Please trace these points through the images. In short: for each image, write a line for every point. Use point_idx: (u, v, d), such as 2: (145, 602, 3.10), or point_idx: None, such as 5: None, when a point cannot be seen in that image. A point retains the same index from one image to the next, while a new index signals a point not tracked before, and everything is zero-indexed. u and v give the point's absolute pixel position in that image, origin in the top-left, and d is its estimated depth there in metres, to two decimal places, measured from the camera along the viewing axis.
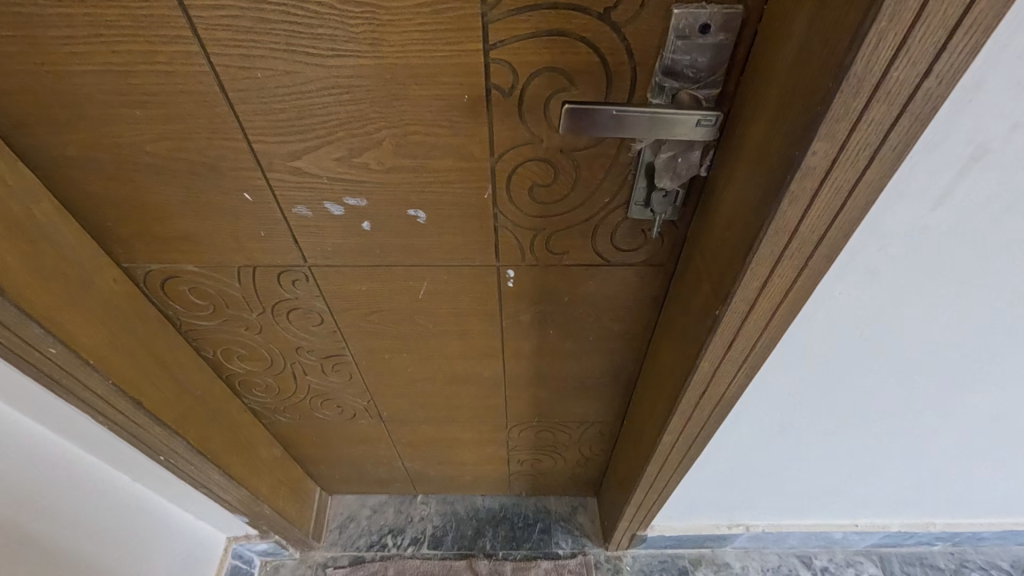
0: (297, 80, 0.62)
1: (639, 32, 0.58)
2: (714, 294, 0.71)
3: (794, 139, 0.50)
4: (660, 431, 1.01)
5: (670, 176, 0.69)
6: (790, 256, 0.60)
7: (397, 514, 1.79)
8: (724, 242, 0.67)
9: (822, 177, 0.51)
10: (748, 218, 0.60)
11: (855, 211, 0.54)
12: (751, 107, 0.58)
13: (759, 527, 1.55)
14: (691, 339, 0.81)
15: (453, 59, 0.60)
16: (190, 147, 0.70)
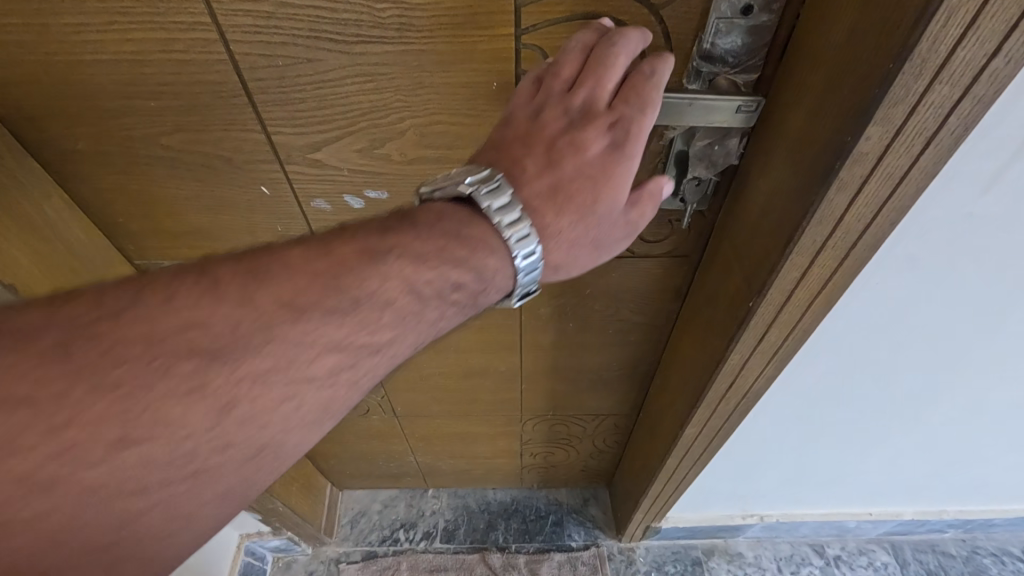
0: (318, 68, 0.60)
1: (677, 14, 0.56)
2: (745, 286, 0.69)
3: (843, 125, 0.48)
4: (683, 424, 0.99)
5: (706, 165, 0.66)
6: (832, 246, 0.57)
7: (408, 508, 1.78)
8: (757, 233, 0.65)
9: (873, 164, 0.48)
10: (787, 209, 0.57)
11: (904, 197, 0.52)
12: (791, 92, 0.55)
13: (773, 517, 1.55)
14: (719, 333, 0.78)
15: (482, 44, 0.58)
16: (205, 139, 0.68)
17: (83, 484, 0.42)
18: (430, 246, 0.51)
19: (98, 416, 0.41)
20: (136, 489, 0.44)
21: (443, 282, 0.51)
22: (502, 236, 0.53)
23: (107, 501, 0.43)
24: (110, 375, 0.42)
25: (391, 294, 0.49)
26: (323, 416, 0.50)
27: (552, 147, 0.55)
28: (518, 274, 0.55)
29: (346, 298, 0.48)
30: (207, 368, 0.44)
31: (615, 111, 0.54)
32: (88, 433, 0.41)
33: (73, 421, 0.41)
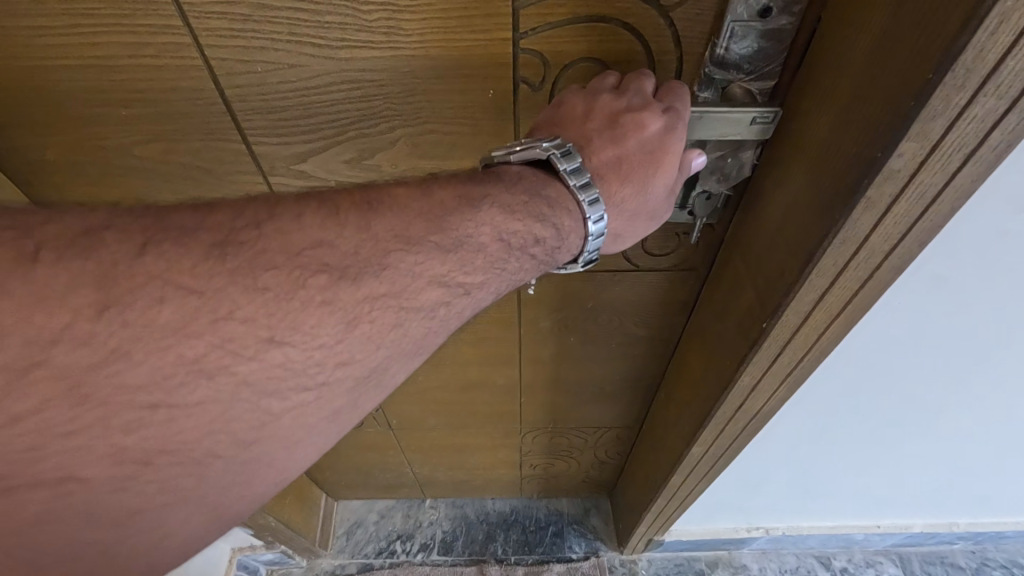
0: (301, 74, 0.55)
1: (689, 16, 0.52)
2: (759, 306, 0.64)
3: (872, 139, 0.43)
4: (690, 443, 0.95)
5: (718, 177, 0.63)
6: (855, 267, 0.53)
7: (405, 518, 1.74)
8: (773, 250, 0.60)
9: (905, 182, 0.44)
10: (807, 227, 0.53)
11: (936, 216, 0.47)
12: (812, 102, 0.51)
13: (779, 530, 1.51)
14: (730, 353, 0.74)
15: (478, 48, 0.54)
16: (182, 150, 0.63)
17: (236, 379, 0.43)
18: (516, 199, 0.51)
19: (256, 312, 0.42)
20: (277, 394, 0.45)
21: (526, 237, 0.52)
22: (579, 198, 0.53)
23: (251, 398, 0.44)
24: (265, 274, 0.42)
25: (485, 243, 0.50)
26: (418, 346, 0.50)
27: (614, 121, 0.53)
28: (588, 237, 0.55)
29: (449, 236, 0.48)
30: (338, 285, 0.44)
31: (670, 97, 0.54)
32: (244, 326, 0.42)
33: (232, 314, 0.42)
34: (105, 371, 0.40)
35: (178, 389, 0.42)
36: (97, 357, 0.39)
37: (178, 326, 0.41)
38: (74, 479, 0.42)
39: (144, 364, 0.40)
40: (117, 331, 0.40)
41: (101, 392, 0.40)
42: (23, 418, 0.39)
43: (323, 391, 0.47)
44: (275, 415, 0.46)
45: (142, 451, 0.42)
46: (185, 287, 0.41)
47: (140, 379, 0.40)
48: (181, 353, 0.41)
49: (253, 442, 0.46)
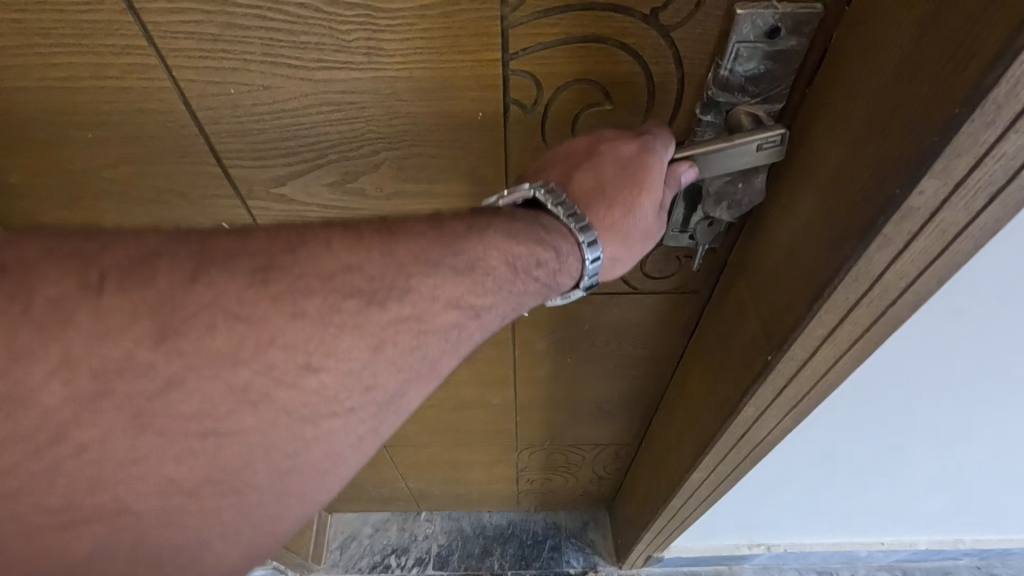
0: (277, 95, 0.52)
1: (690, 36, 0.48)
2: (764, 337, 0.61)
3: (890, 174, 0.40)
4: (691, 468, 0.92)
5: (727, 206, 0.58)
6: (868, 304, 0.49)
7: (400, 532, 1.70)
8: (781, 281, 0.57)
9: (925, 221, 0.40)
10: (818, 261, 0.49)
11: (957, 255, 0.43)
12: (824, 129, 0.47)
13: (781, 546, 1.48)
14: (734, 381, 0.71)
15: (465, 70, 0.50)
16: (155, 174, 0.60)
17: (278, 406, 0.40)
18: (518, 232, 0.48)
19: (296, 337, 0.40)
20: (311, 420, 0.41)
21: (531, 271, 0.48)
22: (567, 225, 0.50)
23: (288, 425, 0.41)
24: (308, 298, 0.40)
25: (492, 269, 0.46)
26: (435, 370, 0.46)
27: (591, 151, 0.52)
28: (587, 260, 0.51)
29: (462, 259, 0.45)
30: (366, 309, 0.41)
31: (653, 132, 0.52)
32: (285, 353, 0.40)
33: (275, 340, 0.39)
34: (160, 402, 0.38)
35: (226, 418, 0.39)
36: (152, 387, 0.37)
37: (227, 355, 0.38)
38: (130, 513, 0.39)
39: (196, 395, 0.38)
40: (171, 363, 0.37)
41: (157, 425, 0.38)
42: (78, 452, 0.37)
43: (353, 419, 0.43)
44: (309, 443, 0.42)
45: (190, 484, 0.39)
46: (233, 316, 0.38)
47: (191, 409, 0.38)
48: (229, 382, 0.39)
49: (291, 469, 0.42)
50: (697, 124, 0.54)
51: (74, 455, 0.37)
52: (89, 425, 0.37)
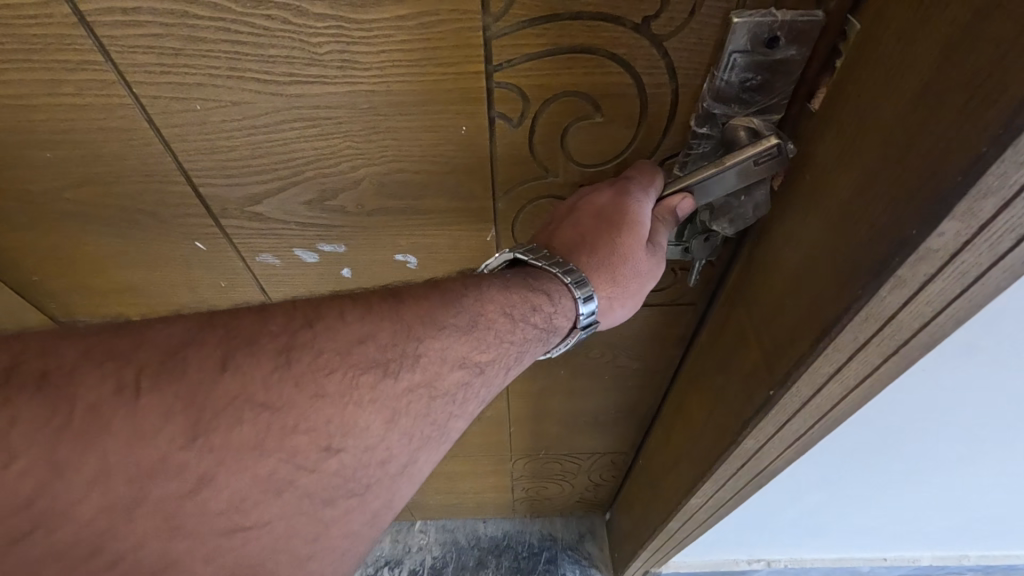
0: (248, 111, 0.49)
1: (685, 46, 0.45)
2: (767, 367, 0.58)
3: (907, 209, 0.36)
4: (690, 491, 0.88)
5: (728, 219, 0.55)
6: (879, 342, 0.45)
7: (394, 543, 1.67)
8: (785, 311, 0.53)
9: (942, 262, 0.37)
10: (824, 294, 0.46)
11: (978, 298, 0.39)
12: (832, 152, 0.44)
13: (781, 561, 1.40)
14: (735, 409, 0.67)
15: (447, 84, 0.47)
16: (122, 193, 0.56)
17: (302, 490, 0.39)
18: (513, 285, 0.49)
19: (319, 420, 0.39)
20: (331, 500, 0.41)
21: (527, 320, 0.48)
22: (551, 269, 0.51)
23: (310, 508, 0.40)
24: (333, 378, 0.40)
25: (489, 318, 0.46)
26: (443, 435, 0.46)
27: (571, 209, 0.54)
28: (580, 302, 0.51)
29: (463, 316, 0.45)
30: (383, 379, 0.41)
31: (631, 176, 0.52)
32: (308, 437, 0.39)
33: (298, 426, 0.39)
34: (191, 501, 0.36)
35: (254, 509, 0.38)
36: (184, 487, 0.36)
37: (256, 446, 0.38)
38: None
39: (227, 487, 0.37)
40: (201, 458, 0.36)
41: (187, 523, 0.36)
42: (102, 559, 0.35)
43: (370, 495, 0.42)
44: (329, 524, 0.41)
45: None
46: (259, 404, 0.38)
47: (222, 504, 0.37)
48: (257, 470, 0.38)
49: (316, 551, 0.40)
50: (691, 137, 0.51)
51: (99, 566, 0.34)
52: (122, 525, 0.35)
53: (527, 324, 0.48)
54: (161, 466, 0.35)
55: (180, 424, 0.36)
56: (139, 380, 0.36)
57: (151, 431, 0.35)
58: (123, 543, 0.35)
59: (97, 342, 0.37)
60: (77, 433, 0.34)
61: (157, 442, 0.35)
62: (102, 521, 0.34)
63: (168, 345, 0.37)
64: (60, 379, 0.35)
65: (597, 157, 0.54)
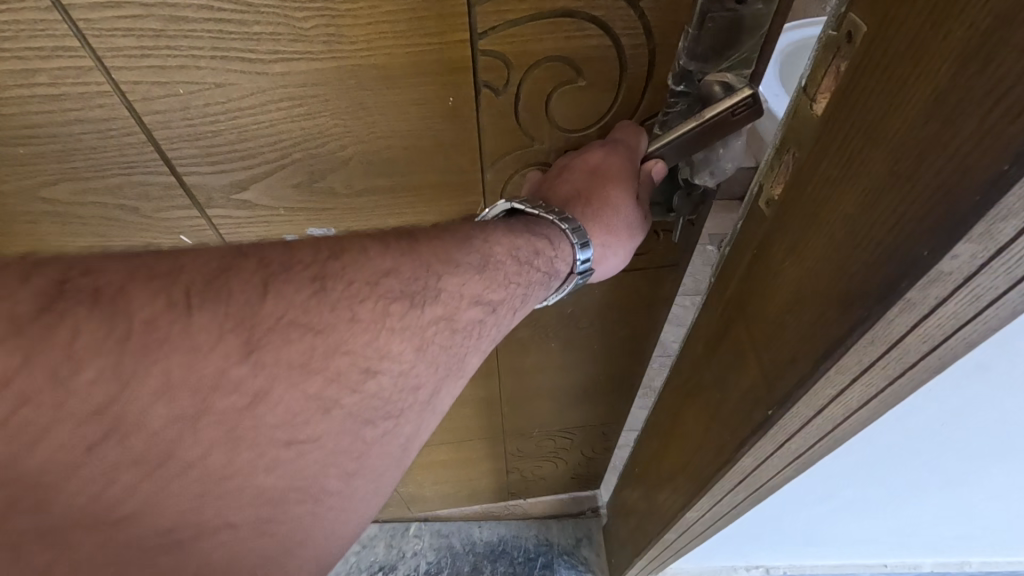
0: (232, 93, 0.49)
1: (660, 7, 0.48)
2: (751, 392, 0.50)
3: (915, 233, 0.30)
4: (681, 511, 0.80)
5: (709, 172, 0.58)
6: (885, 366, 0.37)
7: (389, 548, 1.66)
8: (769, 341, 0.46)
9: (956, 286, 0.30)
10: (815, 322, 0.39)
11: (990, 321, 0.33)
12: (825, 170, 0.37)
13: (780, 569, 1.23)
14: (720, 429, 0.60)
15: (432, 54, 0.48)
16: (100, 188, 0.55)
17: (345, 411, 0.41)
18: (518, 234, 0.51)
19: (359, 342, 0.41)
20: (371, 420, 0.43)
21: (532, 266, 0.51)
22: (547, 216, 0.54)
23: (353, 427, 0.42)
24: (366, 306, 0.41)
25: (498, 259, 0.48)
26: (462, 368, 0.48)
27: (563, 168, 0.56)
28: (577, 248, 0.54)
29: (474, 256, 0.47)
30: (409, 311, 0.43)
31: (615, 136, 0.55)
32: (348, 359, 0.41)
33: (340, 347, 0.40)
34: (250, 415, 0.37)
35: (306, 425, 0.39)
36: (243, 401, 0.37)
37: (305, 365, 0.39)
38: (231, 531, 0.38)
39: (282, 402, 0.38)
40: (256, 373, 0.37)
41: (249, 433, 0.37)
42: (174, 467, 0.35)
43: (403, 419, 0.45)
44: (369, 444, 0.43)
45: (277, 492, 0.39)
46: (302, 326, 0.39)
47: (277, 419, 0.38)
48: (307, 390, 0.39)
49: (361, 467, 0.43)
50: (669, 96, 0.53)
51: (172, 470, 0.35)
52: (188, 435, 0.36)
53: (532, 269, 0.51)
54: (218, 382, 0.36)
55: (235, 338, 0.36)
56: (187, 297, 0.36)
57: (205, 347, 0.36)
58: (189, 453, 0.36)
59: (138, 263, 0.36)
60: (132, 350, 0.34)
61: (213, 358, 0.36)
62: (168, 433, 0.35)
63: (210, 267, 0.38)
64: (108, 296, 0.34)
65: (581, 122, 0.56)
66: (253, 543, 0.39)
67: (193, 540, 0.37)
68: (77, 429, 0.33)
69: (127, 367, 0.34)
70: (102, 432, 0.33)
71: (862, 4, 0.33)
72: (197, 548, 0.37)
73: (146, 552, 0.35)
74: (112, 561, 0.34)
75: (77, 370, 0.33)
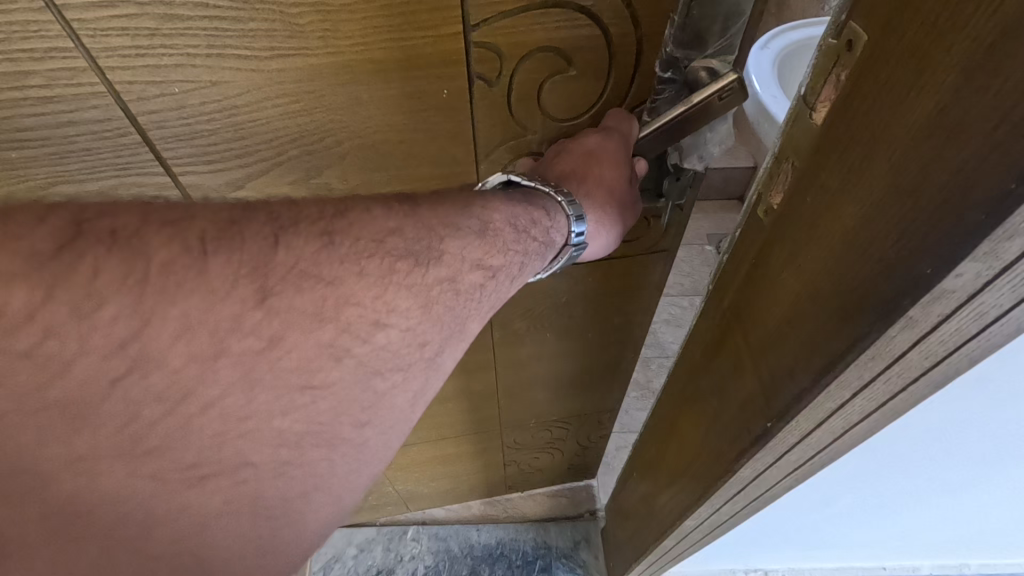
0: (229, 91, 0.49)
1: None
2: (750, 404, 0.49)
3: (920, 249, 0.29)
4: (680, 520, 0.77)
5: (697, 156, 0.60)
6: (885, 383, 0.36)
7: (386, 552, 1.54)
8: (767, 353, 0.44)
9: (961, 303, 0.29)
10: (816, 334, 0.38)
11: (996, 337, 0.32)
12: (828, 181, 0.35)
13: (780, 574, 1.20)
14: (716, 436, 0.58)
15: (425, 47, 0.49)
16: (92, 189, 0.54)
17: (354, 360, 0.44)
18: (518, 205, 0.52)
19: (365, 295, 0.43)
20: (380, 370, 0.46)
21: (531, 236, 0.53)
22: (543, 188, 0.55)
23: (363, 377, 0.45)
24: (373, 262, 0.43)
25: (497, 225, 0.50)
26: (463, 331, 0.51)
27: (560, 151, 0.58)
28: (573, 220, 0.56)
29: (476, 221, 0.49)
30: (413, 270, 0.45)
31: (607, 123, 0.57)
32: (358, 309, 0.43)
33: (349, 299, 0.42)
34: (266, 358, 0.41)
35: (319, 371, 0.43)
36: (259, 343, 0.40)
37: (317, 314, 0.41)
38: (252, 472, 0.44)
39: (296, 349, 0.41)
40: (272, 320, 0.40)
41: (265, 377, 0.41)
42: (196, 406, 0.40)
43: (413, 371, 0.48)
44: (382, 394, 0.47)
45: (295, 436, 0.44)
46: (315, 276, 0.41)
47: (293, 363, 0.42)
48: (321, 338, 0.42)
49: (373, 416, 0.47)
50: (657, 83, 0.55)
51: (195, 409, 0.40)
52: (210, 372, 0.39)
53: (531, 238, 0.53)
54: (235, 325, 0.39)
55: (249, 284, 0.39)
56: (202, 243, 0.37)
57: (221, 293, 0.38)
58: (210, 392, 0.40)
59: (153, 209, 0.37)
60: (151, 292, 0.36)
61: (230, 300, 0.38)
62: (188, 370, 0.39)
63: (221, 217, 0.39)
64: (125, 237, 0.36)
65: (573, 111, 0.57)
66: (274, 483, 0.45)
67: (216, 477, 0.42)
68: (106, 363, 0.37)
69: (147, 305, 0.36)
70: (126, 367, 0.37)
71: (865, 12, 0.31)
72: (222, 484, 0.43)
73: (178, 486, 0.42)
74: (151, 489, 0.41)
75: (98, 307, 0.35)
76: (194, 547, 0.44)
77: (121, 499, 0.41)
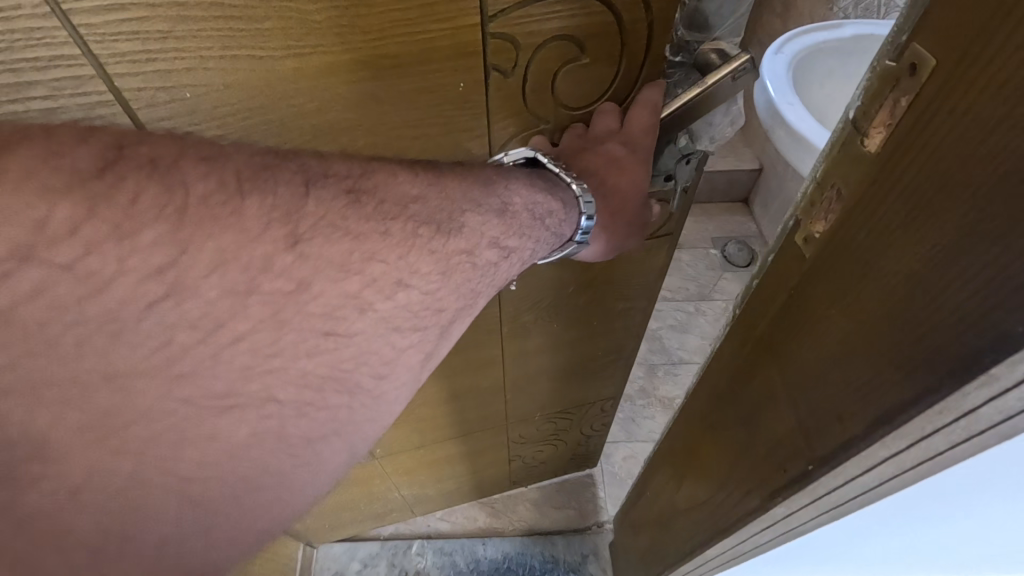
0: (242, 94, 0.47)
1: None
2: (790, 445, 0.44)
3: (1000, 295, 0.25)
4: (698, 547, 0.71)
5: (708, 138, 0.62)
6: (953, 444, 0.31)
7: (390, 569, 1.30)
8: (812, 394, 0.40)
9: None
10: (869, 377, 0.34)
11: None
12: (885, 213, 0.31)
13: None
14: (744, 466, 0.54)
15: (443, 39, 0.48)
16: None
17: (375, 317, 0.42)
18: (536, 189, 0.52)
19: (393, 252, 0.41)
20: (400, 328, 0.44)
21: (543, 228, 0.52)
22: (560, 176, 0.55)
23: (383, 332, 0.43)
24: (398, 223, 0.42)
25: (514, 208, 0.49)
26: (475, 304, 0.49)
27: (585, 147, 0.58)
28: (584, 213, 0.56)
29: (496, 200, 0.48)
30: (435, 237, 0.44)
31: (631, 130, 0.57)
32: (385, 266, 0.41)
33: (375, 255, 0.41)
34: (294, 302, 0.38)
35: (341, 321, 0.40)
36: (288, 286, 0.38)
37: (341, 267, 0.39)
38: (279, 414, 0.40)
39: (324, 295, 0.39)
40: (300, 265, 0.38)
41: (292, 321, 0.39)
42: (226, 339, 0.37)
43: (427, 335, 0.46)
44: (401, 350, 0.44)
45: (316, 385, 0.41)
46: (343, 230, 0.39)
47: (320, 308, 0.39)
48: (345, 290, 0.40)
49: (393, 371, 0.44)
50: (667, 68, 0.58)
51: (228, 340, 0.37)
52: (241, 309, 0.37)
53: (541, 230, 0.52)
54: (266, 265, 0.37)
55: (281, 227, 0.37)
56: (238, 181, 0.36)
57: (257, 232, 0.36)
58: (240, 325, 0.37)
59: (189, 143, 0.37)
60: (191, 221, 0.35)
61: (264, 241, 0.37)
62: (225, 303, 0.36)
63: (256, 161, 0.38)
64: (164, 166, 0.35)
65: (585, 100, 0.58)
66: (296, 430, 0.41)
67: (242, 410, 0.38)
68: (146, 287, 0.34)
69: (186, 236, 0.35)
70: (163, 290, 0.35)
71: (933, 30, 0.28)
72: (248, 416, 0.38)
73: (208, 412, 0.37)
74: (179, 417, 0.36)
75: (138, 230, 0.33)
76: (203, 481, 0.38)
77: (149, 422, 0.36)
